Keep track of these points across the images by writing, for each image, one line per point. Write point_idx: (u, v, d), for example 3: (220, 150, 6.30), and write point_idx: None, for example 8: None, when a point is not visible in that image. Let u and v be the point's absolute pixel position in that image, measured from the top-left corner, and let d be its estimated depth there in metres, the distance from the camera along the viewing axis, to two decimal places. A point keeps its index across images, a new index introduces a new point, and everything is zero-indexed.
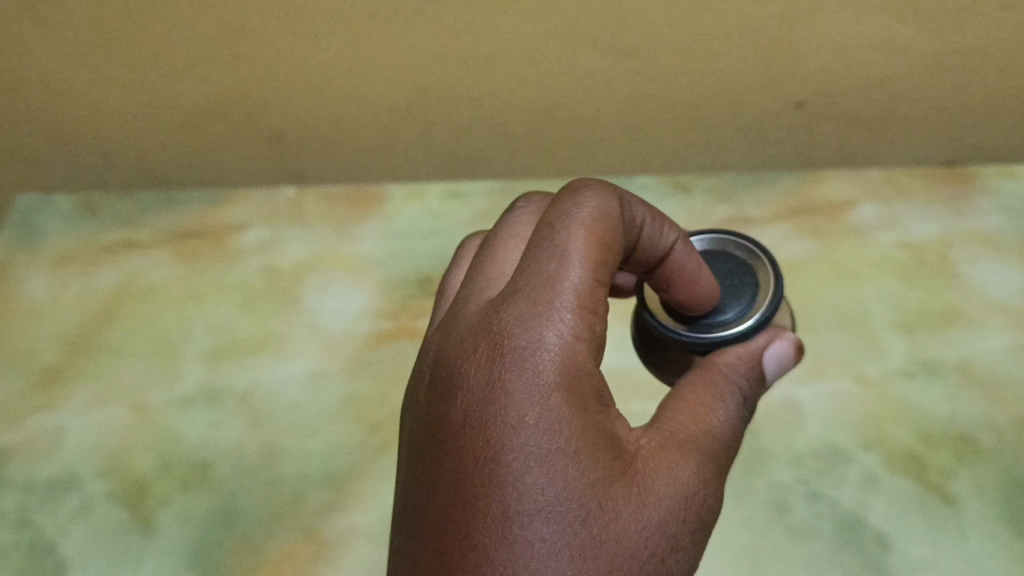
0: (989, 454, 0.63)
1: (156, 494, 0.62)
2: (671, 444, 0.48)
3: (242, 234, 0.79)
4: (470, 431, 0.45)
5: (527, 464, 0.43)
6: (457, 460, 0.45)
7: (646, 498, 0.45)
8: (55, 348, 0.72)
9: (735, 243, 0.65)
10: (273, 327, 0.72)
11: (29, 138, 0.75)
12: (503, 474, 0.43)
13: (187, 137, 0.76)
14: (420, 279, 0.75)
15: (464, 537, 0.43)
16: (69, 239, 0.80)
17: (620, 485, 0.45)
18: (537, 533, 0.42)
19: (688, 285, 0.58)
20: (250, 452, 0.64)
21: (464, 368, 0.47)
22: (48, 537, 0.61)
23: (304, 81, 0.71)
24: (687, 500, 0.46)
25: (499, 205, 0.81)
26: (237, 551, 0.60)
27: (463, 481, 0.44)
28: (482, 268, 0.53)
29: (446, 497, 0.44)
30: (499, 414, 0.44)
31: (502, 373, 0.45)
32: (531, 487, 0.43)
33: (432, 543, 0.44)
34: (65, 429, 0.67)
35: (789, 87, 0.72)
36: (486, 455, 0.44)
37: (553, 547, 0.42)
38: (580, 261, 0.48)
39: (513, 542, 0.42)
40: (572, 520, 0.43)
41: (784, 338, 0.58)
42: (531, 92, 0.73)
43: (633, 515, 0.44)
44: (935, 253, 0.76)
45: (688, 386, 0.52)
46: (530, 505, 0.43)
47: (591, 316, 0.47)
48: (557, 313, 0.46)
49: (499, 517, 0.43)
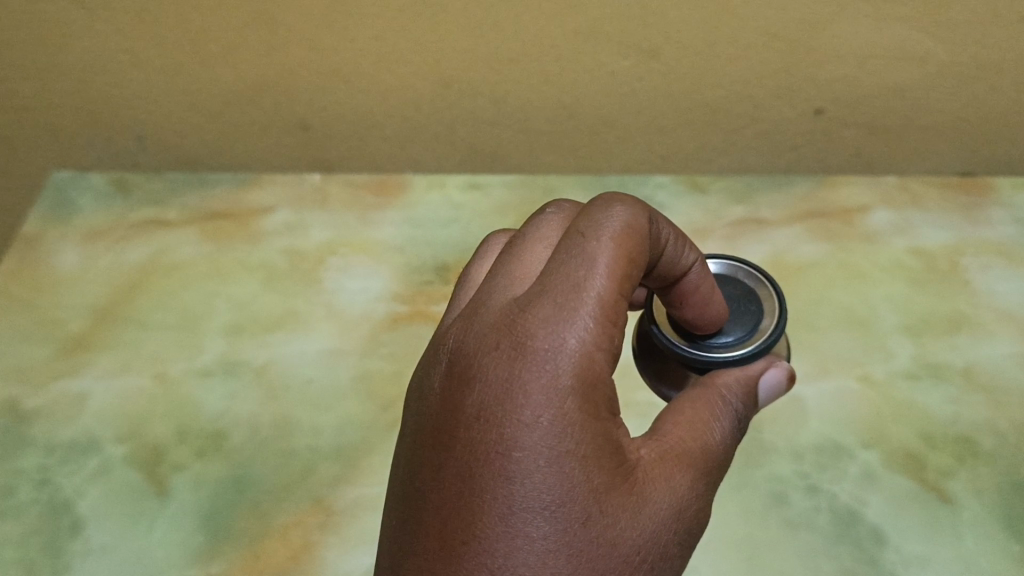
0: (990, 456, 0.63)
1: (172, 460, 0.65)
2: (672, 457, 0.45)
3: (269, 217, 0.82)
4: (479, 424, 0.41)
5: (535, 464, 0.40)
6: (463, 452, 0.41)
7: (646, 505, 0.42)
8: (83, 318, 0.75)
9: (745, 270, 0.61)
10: (293, 304, 0.75)
11: (70, 115, 0.79)
12: (510, 472, 0.40)
13: (220, 123, 0.79)
14: (437, 266, 0.77)
15: (465, 526, 0.40)
16: (103, 215, 0.83)
17: (623, 491, 0.42)
18: (537, 531, 0.40)
19: (698, 307, 0.53)
20: (263, 423, 0.66)
21: (479, 357, 0.43)
22: (67, 496, 0.63)
23: (334, 73, 0.74)
24: (681, 512, 0.43)
25: (518, 198, 0.83)
26: (246, 516, 0.61)
27: (468, 474, 0.41)
28: (501, 261, 0.47)
29: (448, 485, 0.41)
30: (512, 413, 0.41)
31: (520, 372, 0.41)
32: (537, 487, 0.40)
33: (430, 526, 0.42)
34: (89, 394, 0.69)
35: (807, 92, 0.73)
36: (495, 449, 0.41)
37: (552, 546, 0.40)
38: (608, 270, 0.42)
39: (512, 537, 0.40)
40: (572, 523, 0.40)
41: (778, 366, 0.54)
42: (553, 89, 0.74)
43: (632, 523, 0.42)
44: (948, 259, 0.76)
45: (686, 399, 0.49)
46: (533, 503, 0.40)
47: (613, 328, 0.42)
48: (581, 320, 0.41)
49: (500, 513, 0.40)
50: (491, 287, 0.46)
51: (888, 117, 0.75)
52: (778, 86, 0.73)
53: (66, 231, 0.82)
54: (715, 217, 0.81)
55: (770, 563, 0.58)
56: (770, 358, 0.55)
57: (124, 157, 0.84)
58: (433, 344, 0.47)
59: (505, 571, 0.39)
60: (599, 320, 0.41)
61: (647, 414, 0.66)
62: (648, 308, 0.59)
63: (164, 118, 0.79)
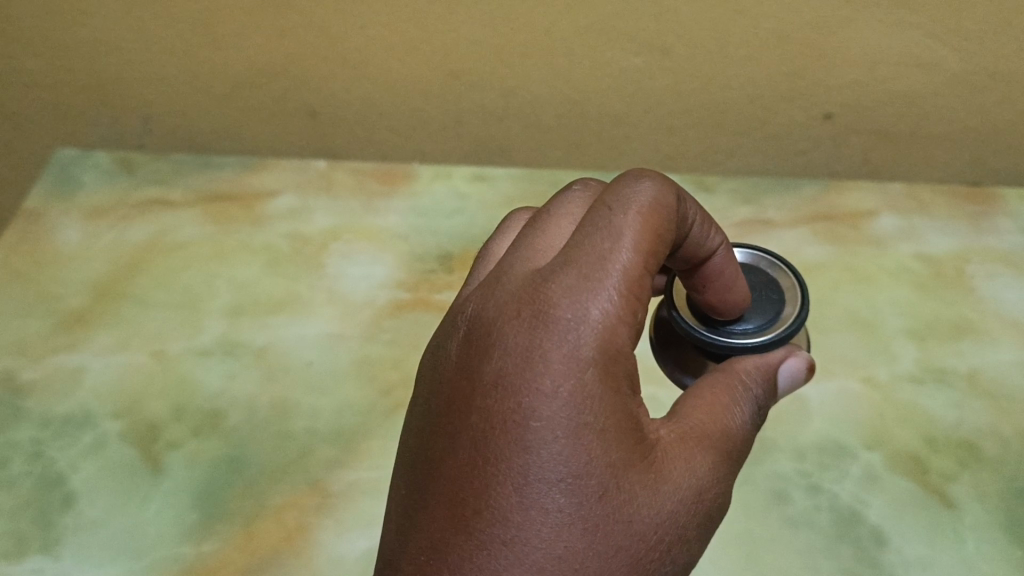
0: (993, 461, 0.62)
1: (168, 438, 0.64)
2: (690, 438, 0.44)
3: (273, 201, 0.82)
4: (498, 393, 0.41)
5: (552, 435, 0.39)
6: (482, 420, 0.41)
7: (663, 484, 0.42)
8: (81, 293, 0.74)
9: (768, 261, 0.61)
10: (296, 288, 0.74)
11: (76, 94, 0.79)
12: (528, 442, 0.40)
13: (229, 106, 0.79)
14: (440, 255, 0.77)
15: (478, 497, 0.40)
16: (106, 192, 0.82)
17: (640, 468, 0.41)
18: (553, 502, 0.39)
19: (721, 292, 0.52)
20: (262, 404, 0.66)
21: (500, 327, 0.42)
22: (60, 470, 0.62)
23: (345, 60, 0.73)
24: (698, 494, 0.43)
25: (524, 190, 0.82)
26: (240, 496, 0.61)
27: (486, 442, 0.40)
28: (523, 235, 0.47)
29: (463, 453, 0.41)
30: (532, 383, 0.40)
31: (541, 342, 0.40)
32: (554, 459, 0.39)
33: (444, 495, 0.41)
34: (85, 369, 0.68)
35: (819, 96, 0.73)
36: (513, 418, 0.40)
37: (566, 519, 0.39)
38: (634, 244, 0.42)
39: (527, 508, 0.39)
40: (589, 495, 0.40)
41: (798, 355, 0.53)
42: (563, 84, 0.74)
43: (648, 500, 0.41)
44: (953, 267, 0.76)
45: (704, 384, 0.48)
46: (549, 474, 0.39)
47: (637, 303, 0.41)
48: (605, 292, 0.41)
49: (517, 483, 0.39)
50: (513, 258, 0.45)
51: (896, 123, 0.75)
52: (789, 89, 0.73)
53: (69, 207, 0.81)
54: (721, 217, 0.80)
55: (769, 561, 0.58)
56: (790, 347, 0.54)
57: (131, 136, 0.83)
58: (451, 315, 0.46)
59: (518, 542, 0.39)
60: (622, 293, 0.41)
61: (653, 406, 0.66)
62: (670, 293, 0.58)
63: (170, 99, 0.79)
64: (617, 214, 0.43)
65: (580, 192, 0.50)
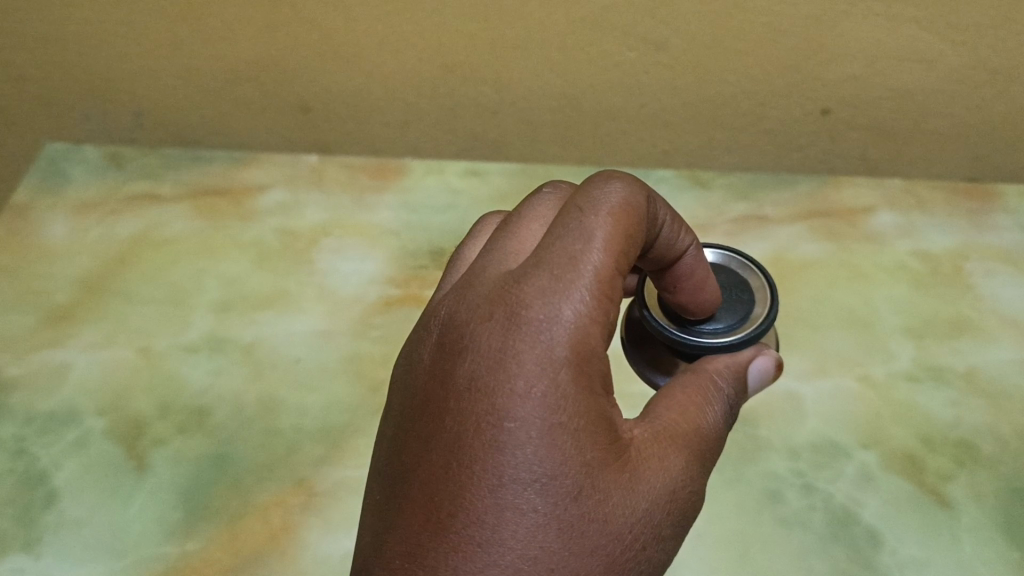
0: (990, 460, 0.61)
1: (153, 435, 0.63)
2: (664, 438, 0.43)
3: (264, 196, 0.81)
4: (471, 395, 0.40)
5: (526, 436, 0.39)
6: (455, 421, 0.40)
7: (639, 484, 0.41)
8: (68, 289, 0.73)
9: (738, 261, 0.60)
10: (285, 283, 0.73)
11: (63, 89, 0.78)
12: (502, 443, 0.39)
13: (218, 100, 0.78)
14: (432, 251, 0.76)
15: (452, 499, 0.39)
16: (95, 186, 0.82)
17: (614, 468, 0.40)
18: (527, 503, 0.38)
19: (692, 292, 0.51)
20: (248, 400, 0.65)
21: (473, 329, 0.41)
22: (43, 468, 0.61)
23: (335, 54, 0.72)
24: (673, 493, 0.42)
25: (517, 186, 0.81)
26: (226, 494, 0.60)
27: (460, 444, 0.39)
28: (495, 237, 0.46)
29: (437, 456, 0.40)
30: (505, 383, 0.39)
31: (514, 343, 0.39)
32: (528, 460, 0.38)
33: (417, 498, 0.40)
34: (70, 366, 0.67)
35: (816, 91, 0.72)
36: (486, 420, 0.39)
37: (541, 519, 0.39)
38: (605, 245, 0.41)
39: (501, 509, 0.38)
40: (564, 495, 0.39)
41: (766, 353, 0.52)
42: (557, 78, 0.73)
43: (624, 499, 0.40)
44: (951, 263, 0.74)
45: (676, 384, 0.47)
46: (524, 475, 0.38)
47: (608, 304, 0.40)
48: (577, 292, 0.40)
49: (491, 484, 0.38)
50: (485, 261, 0.44)
51: (894, 118, 0.74)
52: (785, 84, 0.72)
53: (58, 203, 0.81)
54: (716, 213, 0.79)
55: (762, 562, 0.56)
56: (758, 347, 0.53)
57: (121, 131, 0.82)
58: (423, 318, 0.45)
59: (494, 543, 0.38)
60: (594, 291, 0.40)
61: (639, 404, 0.65)
62: (641, 293, 0.57)
63: (158, 94, 0.78)
64: (586, 213, 0.42)
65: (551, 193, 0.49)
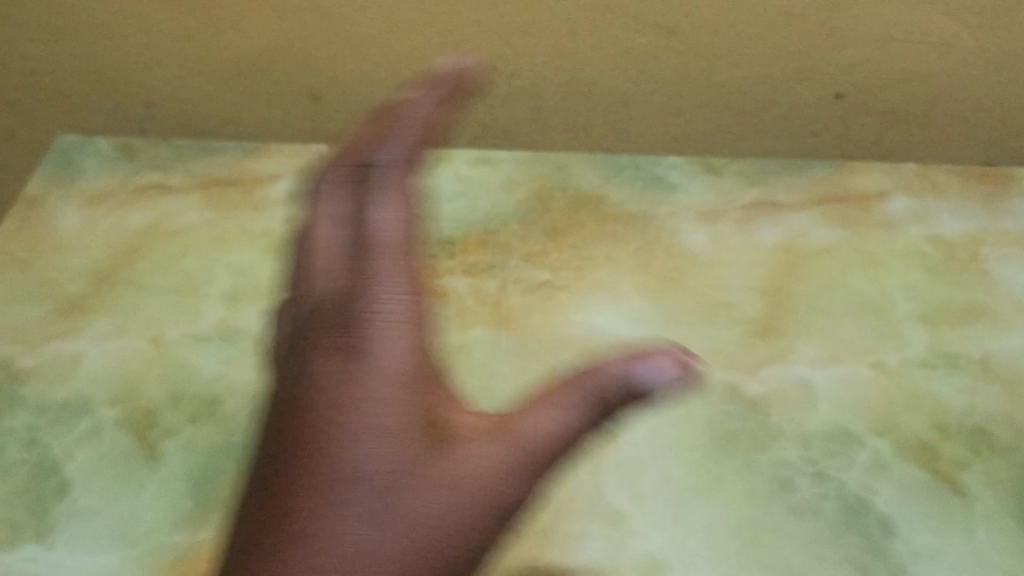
0: (1005, 448, 0.61)
1: (164, 425, 0.63)
2: (468, 439, 0.51)
3: (273, 186, 0.79)
4: (307, 411, 0.50)
5: (360, 444, 0.48)
6: (302, 431, 0.49)
7: (449, 483, 0.49)
8: (79, 280, 0.73)
9: None
10: (293, 273, 0.72)
11: (83, 78, 0.80)
12: (324, 452, 0.48)
13: (232, 92, 0.80)
14: (441, 239, 0.74)
15: (303, 500, 0.47)
16: (107, 178, 0.80)
17: (427, 466, 0.49)
18: (353, 503, 0.47)
19: None
20: (259, 390, 0.65)
21: (314, 354, 0.51)
22: (55, 457, 0.62)
23: (351, 42, 0.76)
24: (480, 499, 0.49)
25: (528, 176, 0.79)
26: (237, 484, 0.60)
27: (295, 449, 0.49)
28: (314, 259, 0.54)
29: (278, 453, 0.50)
30: (339, 400, 0.49)
31: (337, 370, 0.50)
32: (367, 458, 0.48)
33: (275, 497, 0.48)
34: (82, 356, 0.68)
35: (823, 74, 0.75)
36: (321, 437, 0.48)
37: (365, 514, 0.47)
38: (389, 271, 0.52)
39: (337, 508, 0.47)
40: (379, 492, 0.48)
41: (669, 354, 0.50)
42: (568, 63, 0.76)
43: (429, 499, 0.48)
44: (966, 249, 0.73)
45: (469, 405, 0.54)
46: (355, 474, 0.48)
47: (410, 325, 0.51)
48: (385, 328, 0.50)
49: (325, 486, 0.47)
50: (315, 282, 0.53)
51: (901, 100, 0.77)
52: (790, 68, 0.75)
53: (69, 194, 0.79)
54: (727, 200, 0.77)
55: (774, 550, 0.56)
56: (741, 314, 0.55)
57: (133, 121, 0.82)
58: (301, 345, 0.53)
59: (326, 534, 0.46)
60: (377, 301, 0.51)
61: None
62: None
63: (173, 83, 0.80)
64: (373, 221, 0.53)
65: (336, 180, 0.55)
